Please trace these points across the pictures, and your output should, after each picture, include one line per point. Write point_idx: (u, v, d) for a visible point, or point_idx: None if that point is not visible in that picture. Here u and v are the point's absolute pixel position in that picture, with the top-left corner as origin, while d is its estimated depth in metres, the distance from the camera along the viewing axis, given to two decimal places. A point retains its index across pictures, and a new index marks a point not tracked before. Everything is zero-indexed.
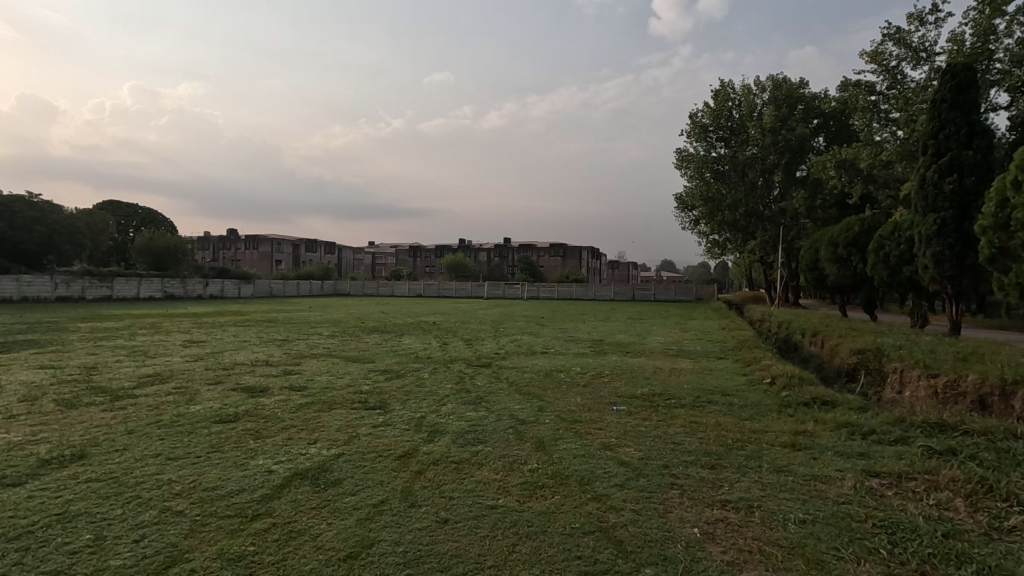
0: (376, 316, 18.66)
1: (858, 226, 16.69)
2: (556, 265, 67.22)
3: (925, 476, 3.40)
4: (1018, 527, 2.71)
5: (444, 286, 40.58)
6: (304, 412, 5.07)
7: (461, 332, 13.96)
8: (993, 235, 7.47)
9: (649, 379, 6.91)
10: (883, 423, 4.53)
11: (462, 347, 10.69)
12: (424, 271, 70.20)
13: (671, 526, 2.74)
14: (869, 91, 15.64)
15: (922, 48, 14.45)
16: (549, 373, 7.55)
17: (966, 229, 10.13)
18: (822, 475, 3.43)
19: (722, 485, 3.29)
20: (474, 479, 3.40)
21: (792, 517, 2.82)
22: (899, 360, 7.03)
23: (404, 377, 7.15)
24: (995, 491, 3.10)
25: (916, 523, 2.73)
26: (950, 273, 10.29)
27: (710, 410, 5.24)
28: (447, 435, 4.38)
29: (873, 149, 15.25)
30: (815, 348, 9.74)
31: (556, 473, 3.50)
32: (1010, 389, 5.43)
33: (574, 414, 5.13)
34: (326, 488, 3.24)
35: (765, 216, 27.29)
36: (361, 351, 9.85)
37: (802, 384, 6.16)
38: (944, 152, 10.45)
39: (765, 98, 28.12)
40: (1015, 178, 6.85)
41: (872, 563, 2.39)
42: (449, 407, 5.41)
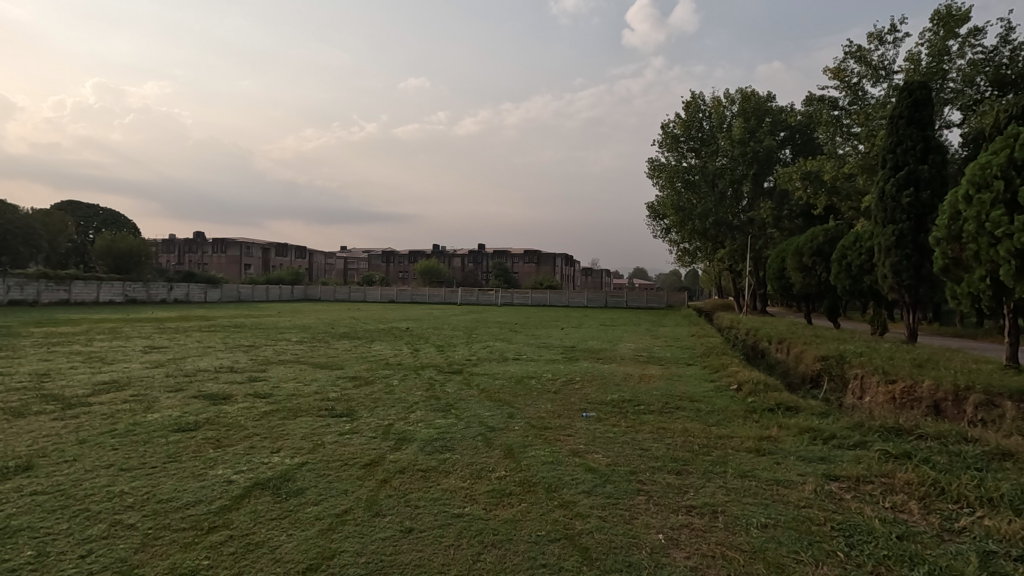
0: (347, 322, 18.40)
1: (823, 237, 17.19)
2: (531, 272, 67.52)
3: (881, 479, 3.50)
4: (968, 528, 2.80)
5: (417, 292, 40.33)
6: (269, 420, 4.94)
7: (432, 338, 13.86)
8: (946, 246, 7.76)
9: (619, 386, 6.96)
10: (843, 428, 4.65)
11: (434, 353, 10.62)
12: (397, 276, 69.76)
13: (636, 532, 2.75)
14: (831, 106, 16.19)
15: (881, 66, 15.04)
16: (520, 379, 7.54)
17: (922, 240, 10.56)
18: (785, 480, 3.49)
19: (688, 491, 3.32)
20: (440, 487, 3.36)
21: (754, 521, 2.86)
22: (859, 367, 7.27)
23: (372, 384, 7.04)
24: (946, 492, 3.22)
25: (872, 526, 2.80)
26: (908, 282, 10.67)
27: (679, 416, 5.31)
28: (415, 442, 4.32)
29: (836, 162, 15.77)
30: (781, 354, 9.97)
31: (523, 481, 3.48)
32: (962, 394, 5.67)
33: (544, 420, 5.13)
34: (288, 498, 3.15)
35: (734, 225, 27.89)
36: (330, 357, 9.66)
37: (767, 391, 6.27)
38: (902, 166, 10.85)
39: (735, 110, 28.84)
40: (966, 194, 7.17)
41: (829, 566, 2.43)
42: (418, 414, 5.36)
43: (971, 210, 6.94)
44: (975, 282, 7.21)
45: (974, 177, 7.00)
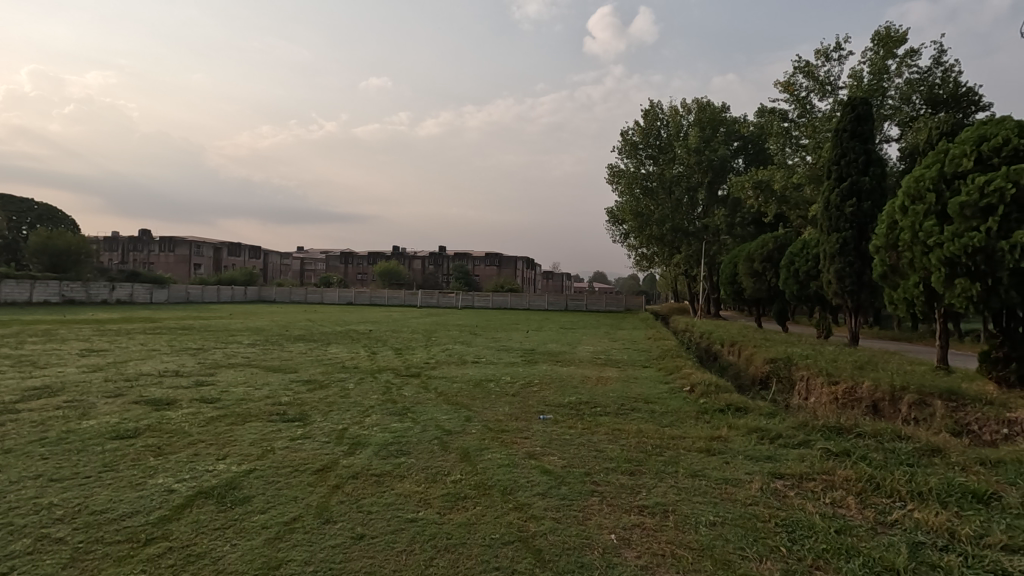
0: (302, 324, 17.99)
1: (772, 244, 17.88)
2: (492, 275, 67.65)
3: (822, 476, 3.64)
4: (899, 521, 2.95)
5: (376, 294, 39.81)
6: (215, 426, 4.75)
7: (391, 341, 13.67)
8: (885, 254, 8.18)
9: (577, 388, 7.03)
10: (788, 428, 4.83)
11: (392, 356, 10.47)
12: (356, 278, 68.62)
13: (589, 533, 2.77)
14: (781, 118, 16.90)
15: (827, 82, 15.78)
16: (479, 382, 7.51)
17: (863, 249, 11.13)
18: (733, 479, 3.59)
19: (640, 491, 3.38)
20: (394, 492, 3.30)
21: (703, 520, 2.93)
22: (806, 369, 7.58)
23: (327, 388, 6.87)
24: (881, 488, 3.38)
25: (813, 521, 2.91)
26: (851, 288, 11.21)
27: (634, 418, 5.41)
28: (369, 447, 4.24)
29: (785, 172, 16.47)
30: (733, 357, 10.28)
31: (479, 483, 3.47)
32: (898, 394, 6.01)
33: (501, 423, 5.13)
34: (233, 506, 3.03)
35: (690, 231, 28.71)
36: (283, 360, 9.39)
37: (718, 392, 6.46)
38: (845, 177, 11.41)
39: (691, 119, 29.74)
40: (902, 205, 7.60)
41: (773, 561, 2.52)
42: (373, 418, 5.27)
43: (907, 220, 7.35)
44: (910, 288, 7.65)
45: (910, 190, 7.42)
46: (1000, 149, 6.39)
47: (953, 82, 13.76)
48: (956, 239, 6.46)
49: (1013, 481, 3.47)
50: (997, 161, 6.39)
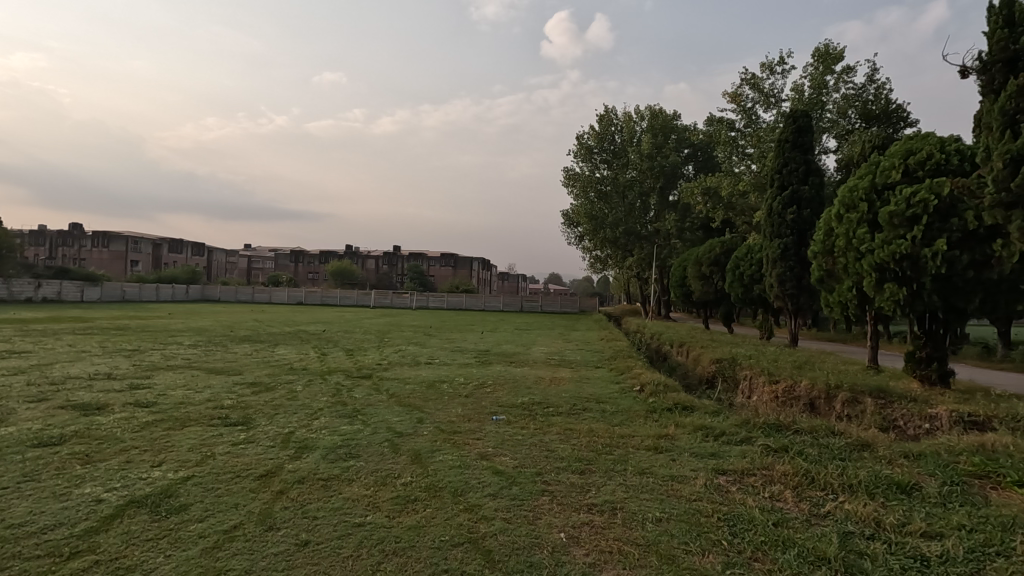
0: (248, 325, 17.34)
1: (720, 248, 18.52)
2: (447, 276, 67.26)
3: (762, 471, 3.80)
4: (831, 512, 3.12)
5: (328, 294, 38.86)
6: (151, 431, 4.51)
7: (342, 342, 13.36)
8: (822, 259, 8.61)
9: (530, 389, 7.08)
10: (732, 425, 5.02)
11: (343, 358, 10.24)
12: (306, 278, 66.78)
13: (539, 533, 2.79)
14: (729, 127, 17.55)
15: (771, 94, 16.50)
16: (432, 384, 7.44)
17: (803, 254, 11.69)
18: (679, 476, 3.70)
19: (590, 489, 3.43)
20: (342, 496, 3.22)
21: (650, 516, 3.00)
22: (749, 368, 7.90)
23: (274, 390, 6.65)
24: (815, 481, 3.56)
25: (753, 515, 3.03)
26: (791, 291, 11.75)
27: (585, 417, 5.49)
28: (317, 451, 4.12)
29: (732, 180, 17.10)
30: (682, 357, 10.60)
31: (429, 486, 3.43)
32: (833, 392, 6.36)
33: (454, 424, 5.10)
34: (168, 515, 2.89)
35: (642, 235, 29.39)
36: (227, 362, 9.00)
37: (666, 392, 6.64)
38: (787, 186, 11.95)
39: (644, 126, 30.47)
40: (837, 213, 8.02)
41: (714, 554, 2.60)
42: (322, 420, 5.12)
43: (841, 228, 7.77)
44: (844, 292, 8.09)
45: (844, 199, 7.85)
46: (924, 163, 6.89)
47: (884, 99, 14.66)
48: (885, 246, 6.87)
49: (932, 472, 3.72)
50: (921, 174, 6.88)
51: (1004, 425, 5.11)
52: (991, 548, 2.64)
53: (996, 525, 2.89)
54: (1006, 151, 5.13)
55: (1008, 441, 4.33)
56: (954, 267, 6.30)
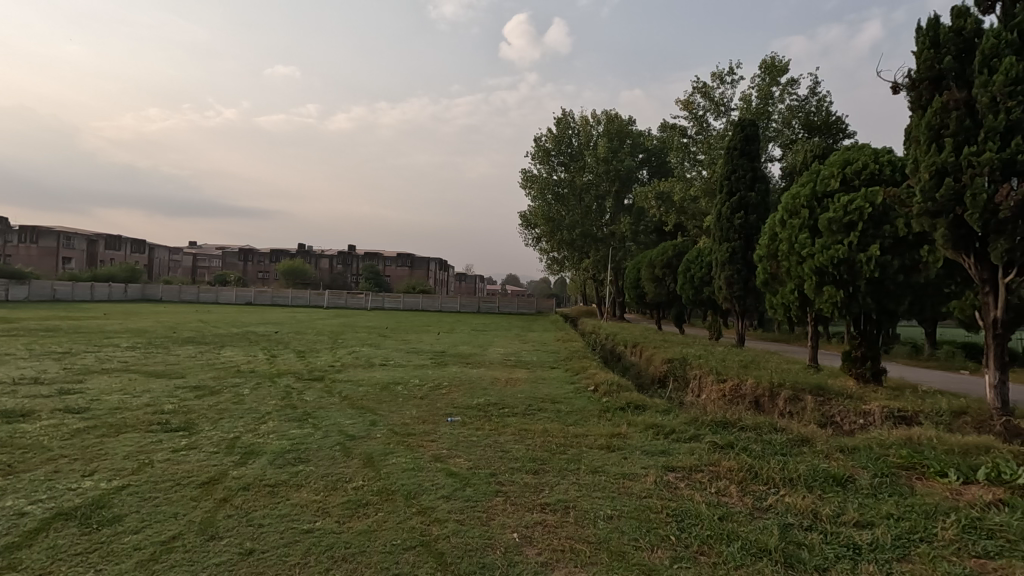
0: (193, 326, 16.59)
1: (672, 251, 19.02)
2: (403, 276, 66.47)
3: (709, 467, 3.93)
4: (773, 505, 3.25)
5: (279, 294, 37.68)
6: (82, 439, 4.25)
7: (294, 343, 12.97)
8: (767, 263, 8.97)
9: (486, 390, 7.07)
10: (681, 423, 5.16)
11: (294, 359, 9.96)
12: (256, 277, 64.55)
13: (492, 533, 2.79)
14: (681, 134, 18.06)
15: (721, 102, 17.10)
16: (386, 385, 7.32)
17: (749, 258, 12.17)
18: (630, 473, 3.77)
19: (543, 489, 3.45)
20: (290, 503, 3.12)
21: (602, 514, 3.05)
22: (698, 368, 8.15)
23: (219, 394, 6.39)
24: (758, 476, 3.71)
25: (700, 510, 3.12)
26: (738, 293, 12.20)
27: (540, 417, 5.53)
28: (263, 456, 3.98)
29: (684, 185, 17.61)
30: (635, 357, 10.83)
31: (382, 489, 3.37)
32: (776, 390, 6.64)
33: (408, 426, 5.03)
34: (100, 527, 2.73)
35: (598, 237, 29.86)
36: (168, 365, 8.59)
37: (619, 391, 6.77)
38: (735, 191, 12.40)
39: (600, 130, 31.00)
40: (781, 218, 8.38)
41: (663, 549, 2.67)
42: (270, 424, 4.96)
43: (785, 233, 8.11)
44: (787, 294, 8.47)
45: (788, 206, 8.20)
46: (860, 172, 7.28)
47: (825, 110, 15.43)
48: (824, 250, 7.24)
49: (865, 464, 3.94)
50: (857, 183, 7.28)
51: (929, 420, 5.54)
52: (917, 535, 2.82)
53: (921, 514, 3.08)
54: (933, 164, 5.49)
55: (932, 434, 4.64)
56: (886, 271, 6.70)
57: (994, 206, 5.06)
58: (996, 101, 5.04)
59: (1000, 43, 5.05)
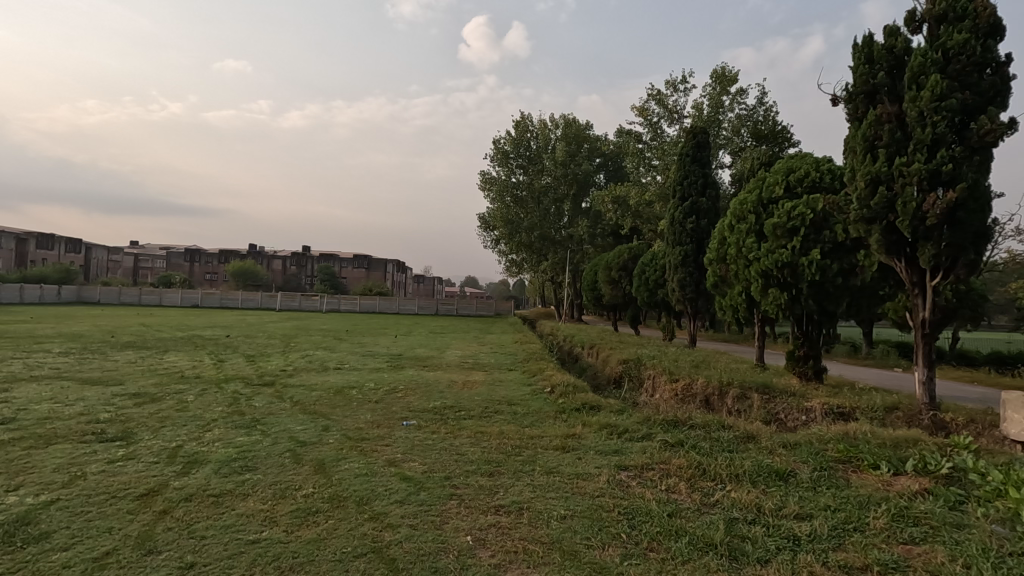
0: (134, 330, 15.76)
1: (627, 254, 19.39)
2: (360, 278, 65.27)
3: (660, 465, 4.02)
4: (718, 501, 3.37)
5: (228, 295, 36.29)
6: (6, 452, 3.97)
7: (243, 347, 12.52)
8: (717, 266, 9.27)
9: (442, 393, 7.02)
10: (634, 423, 5.27)
11: (243, 364, 9.61)
12: (204, 278, 62.00)
13: (445, 537, 2.78)
14: (637, 140, 18.49)
15: (674, 110, 17.59)
16: (340, 390, 7.16)
17: (700, 261, 12.56)
18: (583, 473, 3.83)
19: (498, 491, 3.46)
20: (234, 513, 3.01)
21: (555, 514, 3.08)
22: (652, 368, 8.34)
23: (160, 401, 6.10)
24: (707, 472, 3.82)
25: (650, 507, 3.20)
26: (690, 295, 12.57)
27: (496, 420, 5.53)
28: (207, 465, 3.82)
29: (639, 190, 18.01)
30: (591, 359, 10.99)
31: (333, 496, 3.30)
32: (725, 389, 6.87)
33: (362, 431, 4.94)
34: (26, 545, 2.57)
35: (556, 240, 30.15)
36: (104, 371, 8.12)
37: (575, 392, 6.87)
38: (687, 197, 12.76)
39: (558, 134, 31.33)
40: (729, 223, 8.69)
41: (614, 547, 2.72)
42: (216, 432, 4.77)
43: (733, 237, 8.41)
44: (735, 296, 8.78)
45: (736, 211, 8.51)
46: (802, 180, 7.63)
47: (772, 120, 16.09)
48: (770, 254, 7.55)
49: (805, 459, 4.12)
50: (800, 190, 7.62)
51: (864, 416, 5.85)
52: (851, 525, 2.98)
53: (856, 504, 3.25)
54: (868, 173, 5.82)
55: (867, 429, 4.90)
56: (826, 274, 7.05)
57: (922, 214, 5.41)
58: (923, 115, 5.40)
59: (926, 61, 5.40)
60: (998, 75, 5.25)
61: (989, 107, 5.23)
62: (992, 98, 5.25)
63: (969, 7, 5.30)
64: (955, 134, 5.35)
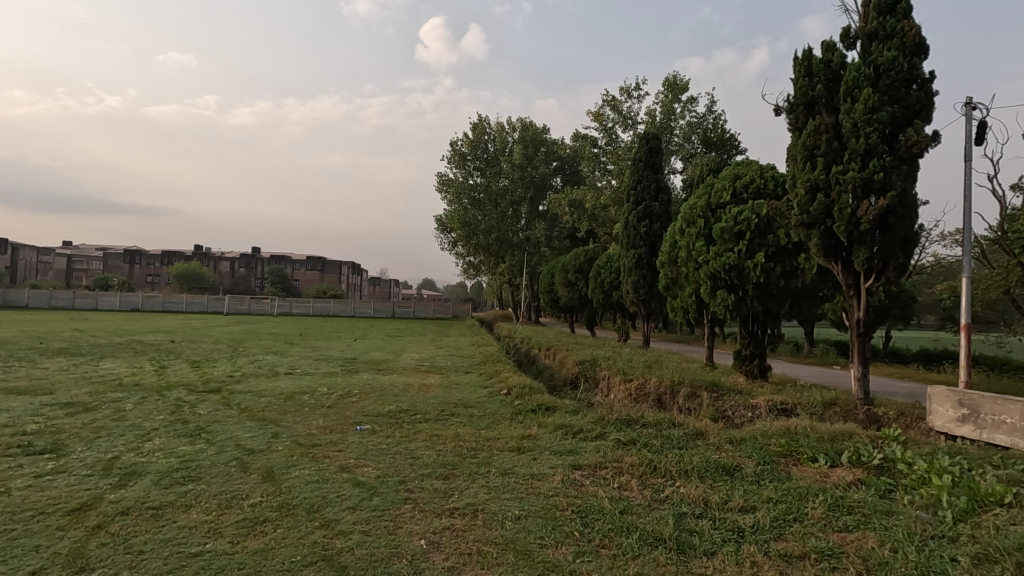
0: (66, 335, 14.82)
1: (583, 257, 19.68)
2: (313, 280, 63.58)
3: (612, 463, 4.11)
4: (668, 496, 3.47)
5: (171, 298, 34.66)
6: None
7: (187, 353, 11.98)
8: (668, 269, 9.52)
9: (398, 396, 6.93)
10: (589, 422, 5.36)
11: (187, 370, 9.19)
12: (144, 280, 58.97)
13: (399, 541, 2.75)
14: (592, 144, 18.81)
15: (628, 116, 17.98)
16: (290, 395, 6.96)
17: (653, 263, 12.88)
18: (538, 474, 3.86)
19: (452, 494, 3.45)
20: (176, 525, 2.89)
21: (510, 515, 3.10)
22: (607, 369, 8.50)
23: (95, 411, 5.77)
24: (657, 469, 3.93)
25: (602, 505, 3.26)
26: (644, 297, 12.87)
27: (452, 423, 5.50)
28: (146, 477, 3.64)
29: (595, 194, 18.30)
30: (548, 360, 11.08)
31: (282, 504, 3.21)
32: (676, 389, 7.07)
33: (313, 437, 4.82)
34: None
35: (513, 243, 30.25)
36: (33, 380, 7.61)
37: (531, 394, 6.91)
38: (640, 201, 13.06)
39: (515, 137, 31.45)
40: (680, 227, 8.95)
41: (567, 545, 2.76)
42: (156, 442, 4.55)
43: (683, 241, 8.67)
44: (686, 298, 9.06)
45: (686, 216, 8.78)
46: (748, 186, 7.96)
47: (721, 128, 16.66)
48: (718, 257, 7.84)
49: (750, 454, 4.30)
50: (745, 196, 7.94)
51: (804, 411, 6.14)
52: (791, 516, 3.12)
53: (796, 496, 3.42)
54: (808, 180, 6.12)
55: (807, 424, 5.16)
56: (770, 277, 7.38)
57: (856, 219, 5.74)
58: (857, 126, 5.73)
59: (860, 76, 5.74)
60: (923, 91, 5.63)
61: (915, 120, 5.60)
62: (918, 112, 5.62)
63: (897, 27, 5.64)
64: (886, 145, 5.70)
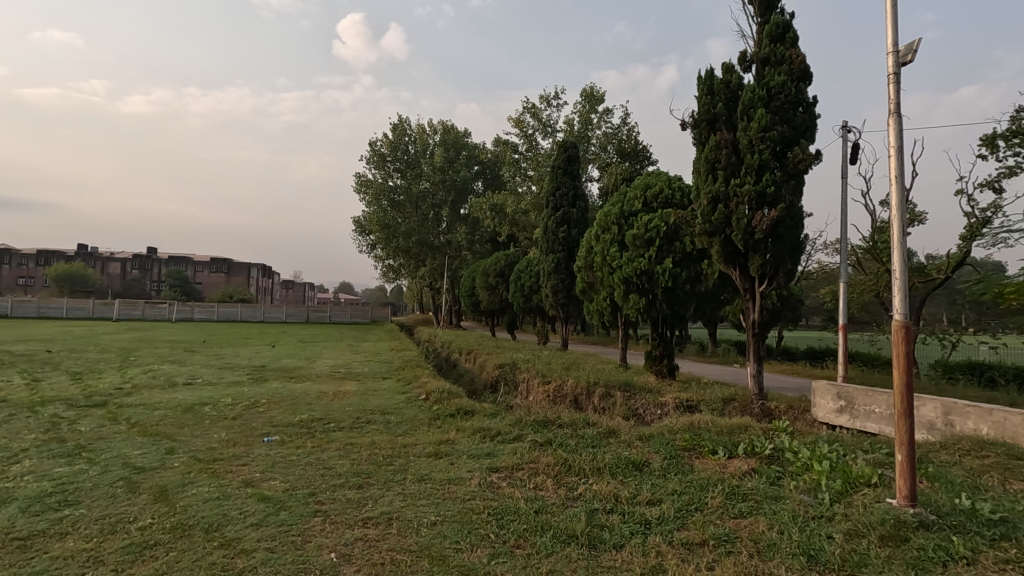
0: None
1: (504, 261, 19.86)
2: (218, 283, 59.41)
3: (529, 465, 4.17)
4: (582, 494, 3.57)
5: (48, 304, 31.13)
6: None
7: (66, 364, 10.76)
8: (585, 273, 9.82)
9: (310, 405, 6.63)
10: (507, 425, 5.41)
11: (67, 383, 8.26)
12: (14, 283, 52.34)
13: (306, 556, 2.63)
14: (513, 150, 19.05)
15: (547, 124, 18.40)
16: (189, 407, 6.45)
17: (571, 268, 13.25)
18: (455, 478, 3.85)
19: (366, 503, 3.35)
20: (48, 556, 2.59)
21: (425, 521, 3.06)
22: (526, 372, 8.62)
23: None
24: (571, 468, 4.04)
25: (518, 507, 3.29)
26: (563, 300, 13.20)
27: (368, 430, 5.35)
28: (12, 505, 3.23)
29: (516, 199, 18.53)
30: (469, 364, 11.06)
31: (175, 525, 2.97)
32: (592, 389, 7.31)
33: (214, 452, 4.50)
34: None
35: (434, 246, 29.93)
36: None
37: (450, 398, 6.86)
38: (559, 207, 13.39)
39: (436, 139, 31.19)
40: (595, 233, 9.27)
41: (482, 547, 2.77)
42: (25, 465, 4.06)
43: (599, 247, 8.99)
44: (601, 302, 9.41)
45: (601, 223, 9.11)
46: (657, 196, 8.39)
47: (634, 139, 17.44)
48: (630, 262, 8.20)
49: (657, 449, 4.53)
50: (655, 205, 8.37)
51: (707, 407, 6.55)
52: (693, 506, 3.32)
53: (698, 487, 3.64)
54: (710, 192, 6.56)
55: (709, 419, 5.52)
56: (677, 281, 7.82)
57: (752, 228, 6.24)
58: (752, 143, 6.22)
59: (754, 97, 6.24)
60: (807, 113, 6.21)
61: (801, 139, 6.18)
62: (804, 132, 6.20)
63: (786, 54, 6.19)
64: (777, 161, 6.24)
